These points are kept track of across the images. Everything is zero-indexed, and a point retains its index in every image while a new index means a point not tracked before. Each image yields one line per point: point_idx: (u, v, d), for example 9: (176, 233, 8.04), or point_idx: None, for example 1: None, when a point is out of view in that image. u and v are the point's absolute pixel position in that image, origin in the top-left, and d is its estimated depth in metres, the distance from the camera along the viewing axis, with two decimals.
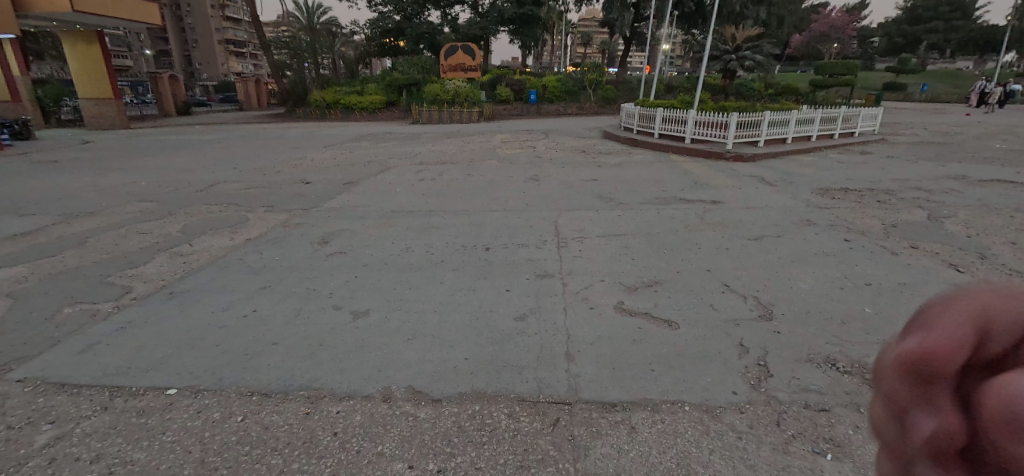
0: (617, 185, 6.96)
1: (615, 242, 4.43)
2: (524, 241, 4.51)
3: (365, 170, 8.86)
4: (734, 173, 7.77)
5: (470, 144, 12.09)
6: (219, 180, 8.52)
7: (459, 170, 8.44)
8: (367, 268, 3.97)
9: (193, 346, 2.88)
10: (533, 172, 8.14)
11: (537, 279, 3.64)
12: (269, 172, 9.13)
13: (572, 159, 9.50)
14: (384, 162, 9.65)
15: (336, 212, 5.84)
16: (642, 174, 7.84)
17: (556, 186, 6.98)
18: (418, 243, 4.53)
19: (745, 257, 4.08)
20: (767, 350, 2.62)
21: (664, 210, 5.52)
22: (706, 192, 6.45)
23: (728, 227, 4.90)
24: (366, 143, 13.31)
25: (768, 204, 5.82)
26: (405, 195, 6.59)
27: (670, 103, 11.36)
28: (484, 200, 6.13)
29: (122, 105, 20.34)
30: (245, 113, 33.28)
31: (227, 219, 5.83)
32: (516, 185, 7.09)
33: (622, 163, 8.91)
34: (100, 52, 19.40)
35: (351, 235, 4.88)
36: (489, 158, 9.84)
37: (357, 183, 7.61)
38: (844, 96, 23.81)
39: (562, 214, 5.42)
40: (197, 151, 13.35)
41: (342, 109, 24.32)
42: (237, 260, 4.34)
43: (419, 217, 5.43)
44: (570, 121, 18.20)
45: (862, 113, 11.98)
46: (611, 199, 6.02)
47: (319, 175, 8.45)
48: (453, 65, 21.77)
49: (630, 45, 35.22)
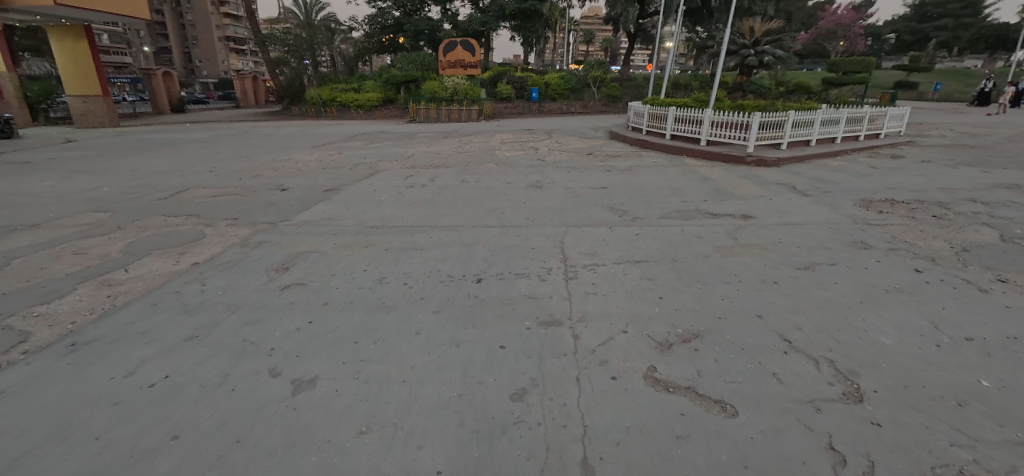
0: (629, 193, 6.15)
1: (635, 271, 3.62)
2: (524, 268, 3.70)
3: (349, 174, 8.06)
4: (759, 180, 6.96)
5: (468, 146, 11.27)
6: (190, 186, 7.73)
7: (452, 175, 7.63)
8: (328, 308, 3.16)
9: (65, 438, 2.08)
10: (534, 177, 7.33)
11: (540, 327, 2.83)
12: (246, 176, 8.34)
13: (577, 162, 8.68)
14: (373, 165, 8.86)
15: (306, 226, 5.03)
16: (657, 180, 7.01)
17: (561, 194, 6.18)
18: (395, 271, 3.72)
19: (800, 295, 3.27)
20: (871, 463, 1.83)
21: (688, 227, 4.71)
22: (732, 203, 5.64)
23: (768, 251, 4.09)
24: (357, 143, 12.49)
25: (808, 220, 5.00)
26: (388, 205, 5.79)
27: (682, 101, 10.51)
28: (478, 213, 5.31)
29: (111, 102, 19.57)
30: (240, 111, 32.49)
31: (182, 234, 5.03)
32: (515, 193, 6.28)
33: (632, 167, 8.10)
34: (87, 48, 18.62)
35: (317, 258, 4.06)
36: (486, 161, 9.04)
37: (339, 190, 6.82)
38: (859, 95, 22.89)
39: (567, 231, 4.61)
40: (179, 151, 12.54)
41: (338, 106, 23.45)
42: (171, 291, 3.53)
43: (400, 235, 4.63)
44: (575, 120, 17.41)
45: (888, 113, 11.14)
46: (625, 213, 5.22)
47: (299, 180, 7.66)
48: (452, 61, 20.88)
49: (635, 41, 34.30)
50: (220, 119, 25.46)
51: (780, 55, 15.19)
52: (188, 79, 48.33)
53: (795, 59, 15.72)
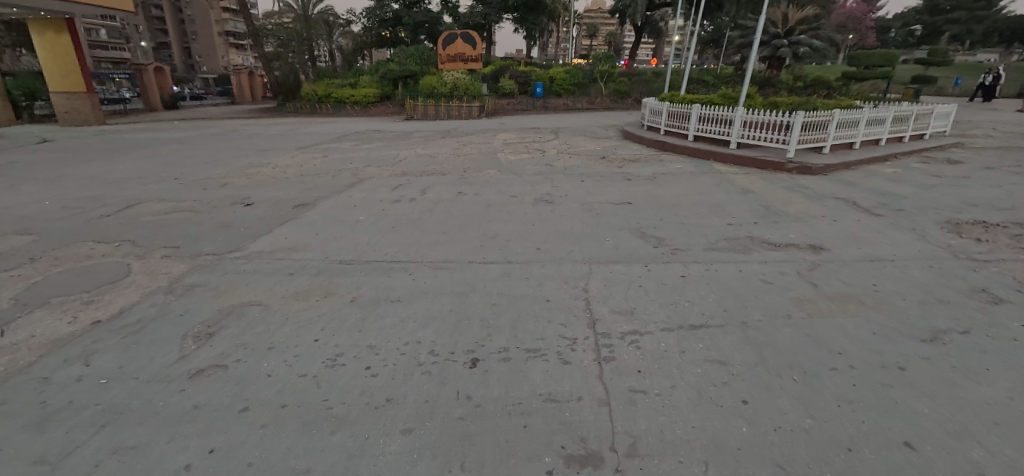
0: (659, 211, 5.07)
1: (695, 346, 2.55)
2: (537, 340, 2.63)
3: (328, 184, 6.99)
4: (811, 193, 5.86)
5: (467, 148, 10.16)
6: (144, 198, 6.68)
7: (447, 185, 6.55)
8: (246, 417, 2.11)
9: None
10: (542, 188, 6.25)
11: (567, 471, 1.78)
12: (212, 185, 7.28)
13: (591, 168, 7.59)
14: (357, 172, 7.78)
15: (258, 260, 3.98)
16: (689, 193, 5.91)
17: (576, 213, 5.10)
18: (357, 344, 2.66)
19: (950, 395, 2.20)
20: None
21: (746, 265, 3.64)
22: (791, 227, 4.55)
23: (866, 307, 3.02)
24: (347, 144, 11.41)
25: (896, 254, 3.90)
26: (364, 229, 4.71)
27: (707, 98, 9.35)
28: (475, 242, 4.23)
29: (97, 99, 18.52)
30: (235, 107, 31.42)
31: (101, 271, 3.97)
32: (521, 211, 5.22)
33: (655, 175, 7.00)
34: (70, 43, 17.30)
35: (256, 317, 3.01)
36: (487, 166, 7.94)
37: (312, 205, 5.76)
38: (883, 90, 21.60)
39: (591, 271, 3.53)
40: (154, 153, 11.48)
41: (333, 103, 22.21)
42: (35, 381, 2.48)
43: (373, 277, 3.56)
44: (583, 117, 16.26)
45: (935, 111, 9.99)
46: (660, 241, 4.13)
47: (268, 192, 6.59)
48: (451, 55, 19.72)
49: (643, 34, 32.94)
50: (212, 117, 24.50)
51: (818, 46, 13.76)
52: (187, 75, 47.48)
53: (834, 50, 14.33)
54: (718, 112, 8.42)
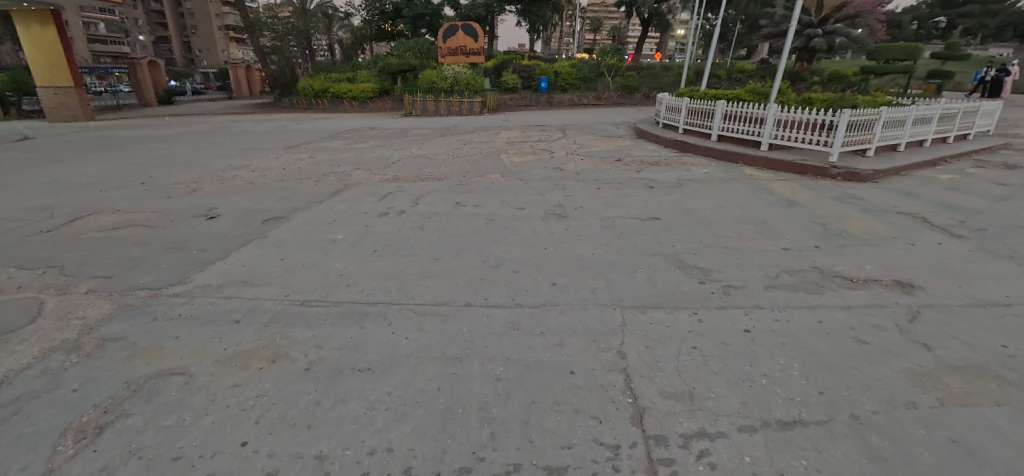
0: (695, 229, 4.23)
1: (796, 465, 1.72)
2: (562, 453, 1.79)
3: (309, 191, 6.16)
4: (868, 206, 5.01)
5: (466, 148, 9.31)
6: (99, 207, 5.86)
7: (443, 193, 5.70)
8: None
9: None
10: (552, 198, 5.40)
11: None
12: (179, 191, 6.45)
13: (606, 172, 6.73)
14: (343, 176, 6.92)
15: (199, 300, 3.17)
16: (724, 204, 5.06)
17: (595, 231, 4.26)
18: (299, 453, 1.84)
19: None
20: None
21: (825, 312, 2.81)
22: (862, 252, 3.70)
23: (1013, 387, 2.18)
24: (338, 143, 10.57)
25: (1012, 295, 3.06)
26: (339, 253, 3.88)
27: (732, 93, 8.45)
28: (473, 274, 3.39)
29: (85, 94, 17.47)
30: (231, 102, 30.59)
31: (4, 312, 3.16)
32: (529, 229, 4.38)
33: (681, 181, 6.14)
34: (56, 36, 16.11)
35: (171, 399, 2.19)
36: (489, 170, 7.10)
37: (285, 219, 4.94)
38: (904, 85, 20.51)
39: (623, 322, 2.69)
40: (131, 152, 10.64)
41: (330, 98, 21.38)
42: None
43: (339, 329, 2.73)
44: (590, 114, 15.35)
45: (982, 109, 9.06)
46: (704, 276, 3.29)
47: (238, 202, 5.75)
48: (452, 48, 18.78)
49: (649, 26, 31.86)
50: (207, 112, 23.71)
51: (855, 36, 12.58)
52: (184, 69, 46.69)
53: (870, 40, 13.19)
54: (747, 110, 7.54)
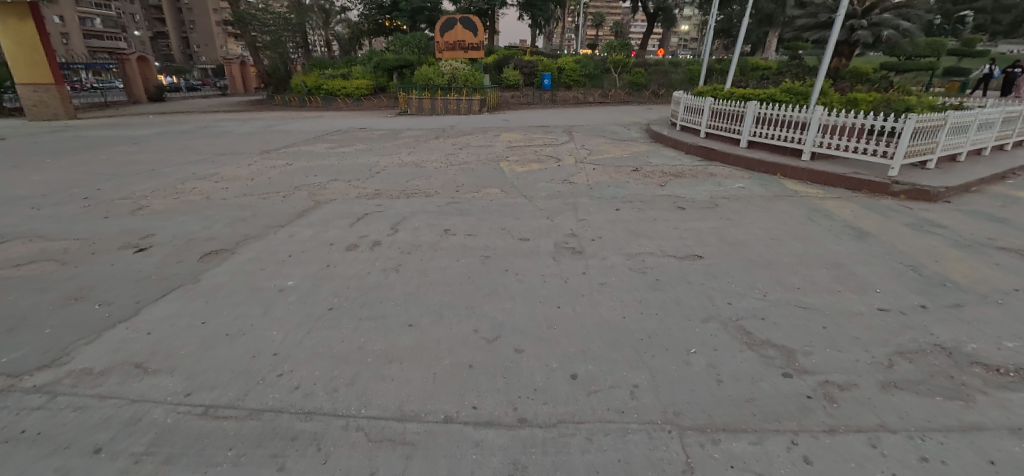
0: (753, 275, 3.24)
1: None
2: None
3: (270, 210, 5.16)
4: (956, 238, 4.04)
5: (462, 152, 8.31)
6: (18, 231, 4.86)
7: (429, 216, 4.70)
8: None
9: None
10: (563, 222, 4.40)
11: None
12: (119, 210, 5.44)
13: (624, 186, 5.73)
14: (316, 190, 5.92)
15: (60, 402, 2.19)
16: (777, 233, 4.06)
17: (622, 276, 3.26)
18: None
19: None
20: None
21: (992, 444, 1.85)
22: (988, 319, 2.73)
23: None
24: (322, 146, 9.59)
25: None
26: (280, 313, 2.88)
27: (764, 92, 7.41)
28: (458, 354, 2.41)
29: (67, 92, 16.18)
30: (224, 99, 29.66)
31: None
32: (536, 270, 3.38)
33: (715, 199, 5.13)
34: (35, 31, 14.88)
35: None
36: (486, 182, 6.11)
37: (228, 252, 3.94)
38: (927, 81, 19.38)
39: (688, 467, 1.72)
40: (97, 155, 9.65)
41: (323, 95, 20.24)
42: None
43: (247, 471, 1.76)
44: (597, 113, 14.34)
45: None
46: (789, 364, 2.31)
47: (181, 225, 4.75)
48: (451, 43, 17.74)
49: (654, 20, 30.80)
50: (195, 110, 22.63)
51: (904, 28, 11.36)
52: (181, 65, 45.81)
53: (917, 32, 11.97)
54: (785, 113, 6.52)
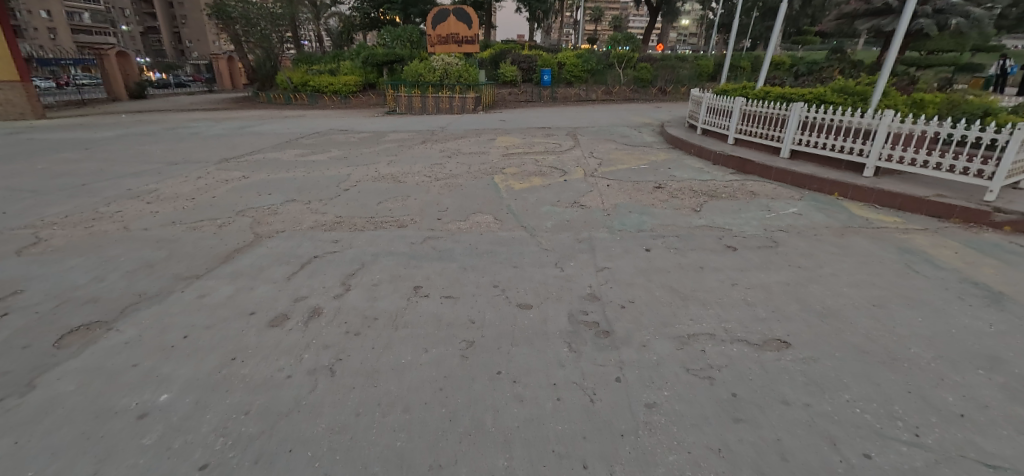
0: (882, 389, 2.08)
1: None
2: None
3: (194, 248, 3.97)
4: None
5: (450, 162, 7.17)
6: None
7: (397, 261, 3.51)
8: None
9: None
10: (578, 274, 3.22)
11: None
12: (6, 247, 4.24)
13: (649, 211, 4.57)
14: (263, 216, 4.74)
15: None
16: (880, 295, 2.91)
17: (679, 387, 2.10)
18: None
19: None
20: None
21: None
22: None
23: None
24: (292, 153, 8.42)
25: None
26: None
27: (809, 92, 6.23)
28: None
29: (33, 89, 14.81)
30: (209, 96, 28.30)
31: None
32: (542, 372, 2.20)
33: (770, 233, 3.98)
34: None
35: None
36: (476, 205, 4.94)
37: (103, 327, 2.77)
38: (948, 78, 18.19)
39: None
40: (34, 164, 8.40)
41: (310, 92, 18.96)
42: None
43: None
44: (601, 112, 13.18)
45: None
46: None
47: (67, 273, 3.56)
48: (443, 36, 16.51)
49: (657, 14, 29.57)
50: (175, 108, 21.29)
51: (974, 16, 10.14)
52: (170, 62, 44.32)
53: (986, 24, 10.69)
54: (842, 118, 5.35)
